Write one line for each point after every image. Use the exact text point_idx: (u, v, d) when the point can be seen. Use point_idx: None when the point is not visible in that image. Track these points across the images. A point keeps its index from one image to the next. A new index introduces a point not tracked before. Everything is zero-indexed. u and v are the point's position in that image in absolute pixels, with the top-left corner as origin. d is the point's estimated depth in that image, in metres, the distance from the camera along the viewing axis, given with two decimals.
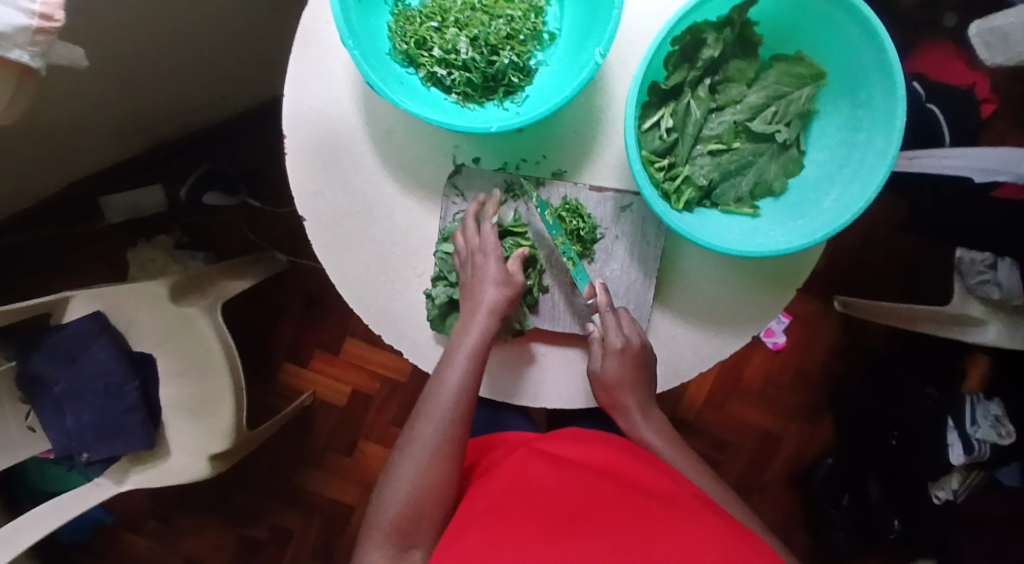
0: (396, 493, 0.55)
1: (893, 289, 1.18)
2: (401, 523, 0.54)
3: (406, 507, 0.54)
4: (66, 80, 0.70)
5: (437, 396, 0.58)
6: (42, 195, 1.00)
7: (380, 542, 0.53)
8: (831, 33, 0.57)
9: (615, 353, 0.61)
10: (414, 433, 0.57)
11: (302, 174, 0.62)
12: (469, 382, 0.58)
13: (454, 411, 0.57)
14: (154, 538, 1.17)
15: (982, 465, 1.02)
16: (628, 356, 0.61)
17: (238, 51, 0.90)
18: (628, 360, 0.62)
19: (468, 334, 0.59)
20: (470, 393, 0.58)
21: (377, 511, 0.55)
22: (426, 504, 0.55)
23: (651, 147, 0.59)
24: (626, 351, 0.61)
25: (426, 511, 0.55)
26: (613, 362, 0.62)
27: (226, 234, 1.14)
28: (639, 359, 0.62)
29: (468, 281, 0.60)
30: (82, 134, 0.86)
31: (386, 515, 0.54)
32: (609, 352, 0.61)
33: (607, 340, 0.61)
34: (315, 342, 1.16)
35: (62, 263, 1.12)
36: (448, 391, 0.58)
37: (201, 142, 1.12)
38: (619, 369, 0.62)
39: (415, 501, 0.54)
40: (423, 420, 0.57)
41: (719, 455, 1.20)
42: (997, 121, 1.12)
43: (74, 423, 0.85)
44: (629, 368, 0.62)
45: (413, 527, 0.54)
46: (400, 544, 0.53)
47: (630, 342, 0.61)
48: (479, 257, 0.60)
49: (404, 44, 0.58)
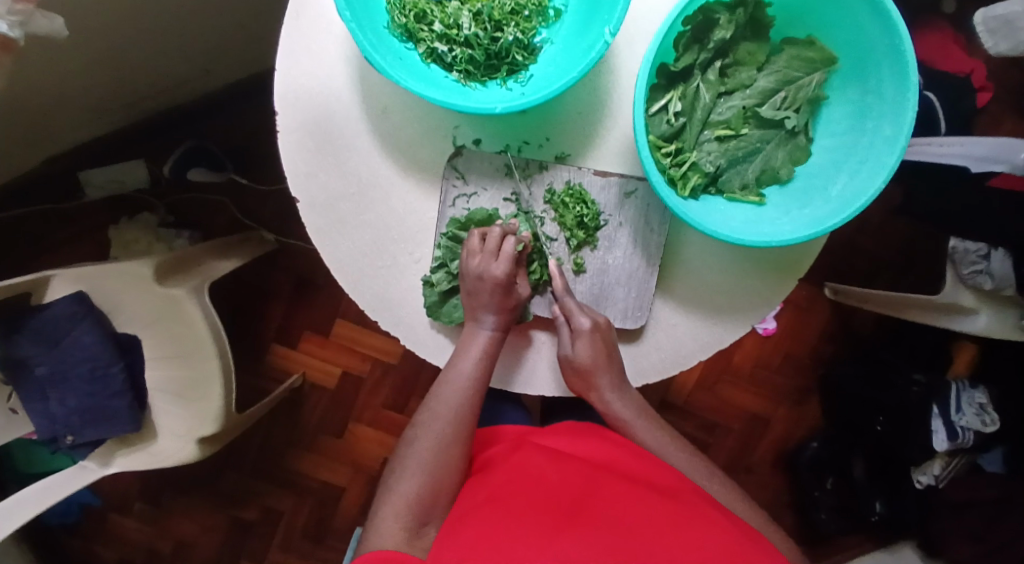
0: (415, 469, 0.57)
1: (884, 276, 1.18)
2: (421, 496, 0.55)
3: (426, 483, 0.56)
4: (43, 51, 0.66)
5: (451, 381, 0.60)
6: (22, 170, 0.97)
7: (399, 514, 0.54)
8: (844, 17, 0.55)
9: (584, 335, 0.60)
10: (430, 415, 0.60)
11: (294, 154, 0.60)
12: (481, 371, 0.60)
13: (468, 399, 0.60)
14: (143, 520, 1.15)
15: (966, 451, 1.04)
16: (595, 331, 0.60)
17: (224, 22, 0.86)
18: (595, 332, 0.60)
19: (478, 329, 0.60)
20: (483, 380, 0.60)
21: (395, 487, 0.56)
22: (443, 481, 0.57)
23: (658, 131, 0.57)
24: (593, 330, 0.60)
25: (442, 488, 0.57)
26: (584, 346, 0.60)
27: (212, 213, 1.12)
28: (607, 338, 0.61)
29: (472, 287, 0.59)
30: (62, 106, 0.82)
31: (406, 489, 0.55)
32: (578, 335, 0.60)
33: (573, 322, 0.61)
34: (305, 323, 1.14)
35: (43, 240, 1.08)
36: (460, 379, 0.59)
37: (185, 117, 1.08)
38: (590, 350, 0.60)
39: (433, 479, 0.57)
40: (438, 402, 0.60)
41: (708, 437, 1.21)
42: (993, 108, 1.12)
43: (58, 407, 0.82)
44: (598, 349, 0.60)
45: (431, 502, 0.55)
46: (417, 518, 0.54)
47: (596, 320, 0.60)
48: (484, 262, 0.58)
49: (403, 17, 0.56)
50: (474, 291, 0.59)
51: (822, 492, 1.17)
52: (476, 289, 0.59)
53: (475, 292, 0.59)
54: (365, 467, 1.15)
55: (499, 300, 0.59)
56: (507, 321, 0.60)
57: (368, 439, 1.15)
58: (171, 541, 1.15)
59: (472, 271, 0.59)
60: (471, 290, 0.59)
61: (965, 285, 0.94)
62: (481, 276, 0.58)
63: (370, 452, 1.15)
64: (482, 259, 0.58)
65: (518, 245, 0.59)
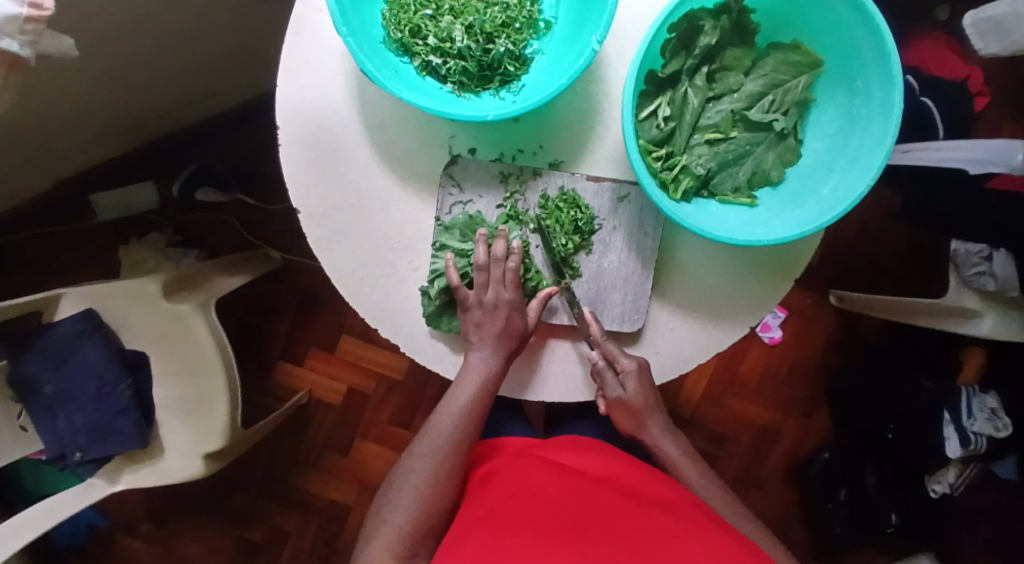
0: (410, 498, 0.58)
1: (889, 283, 1.18)
2: (413, 527, 0.57)
3: (419, 513, 0.57)
4: (53, 76, 0.69)
5: (447, 413, 0.61)
6: (34, 193, 1.00)
7: (392, 544, 0.56)
8: (828, 19, 0.56)
9: (631, 376, 0.63)
10: (426, 444, 0.61)
11: (294, 167, 0.62)
12: (479, 402, 0.61)
13: (463, 428, 0.61)
14: (150, 541, 1.15)
15: (979, 457, 1.00)
16: (641, 371, 0.63)
17: (228, 45, 0.89)
18: (642, 372, 0.63)
19: (476, 359, 0.61)
20: (480, 412, 0.61)
21: (389, 516, 0.57)
22: (435, 511, 0.58)
23: (649, 136, 0.58)
24: (638, 369, 0.63)
25: (435, 517, 0.58)
26: (633, 384, 0.63)
27: (218, 233, 1.14)
28: (649, 374, 0.64)
29: (482, 319, 0.61)
30: (73, 129, 0.85)
31: (399, 519, 0.57)
32: (626, 376, 0.62)
33: (618, 365, 0.62)
34: (311, 341, 1.15)
35: (55, 262, 1.11)
36: (457, 412, 0.61)
37: (192, 140, 1.11)
38: (639, 389, 0.63)
39: (427, 509, 0.58)
40: (434, 432, 0.61)
41: (716, 450, 1.20)
42: (990, 112, 1.13)
43: (67, 425, 0.83)
44: (644, 382, 0.64)
45: (423, 532, 0.57)
46: (408, 549, 0.56)
47: (638, 360, 0.63)
48: (491, 291, 0.61)
49: (398, 32, 0.58)
50: (483, 322, 0.61)
51: (834, 504, 1.15)
52: (487, 320, 0.60)
53: (484, 321, 0.61)
54: (371, 484, 1.15)
55: (505, 327, 0.60)
56: (513, 348, 0.61)
57: (374, 456, 1.15)
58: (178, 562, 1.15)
59: (483, 301, 0.61)
60: (478, 322, 0.61)
61: (969, 287, 0.93)
62: (494, 305, 0.60)
63: (376, 469, 1.15)
64: (492, 289, 0.61)
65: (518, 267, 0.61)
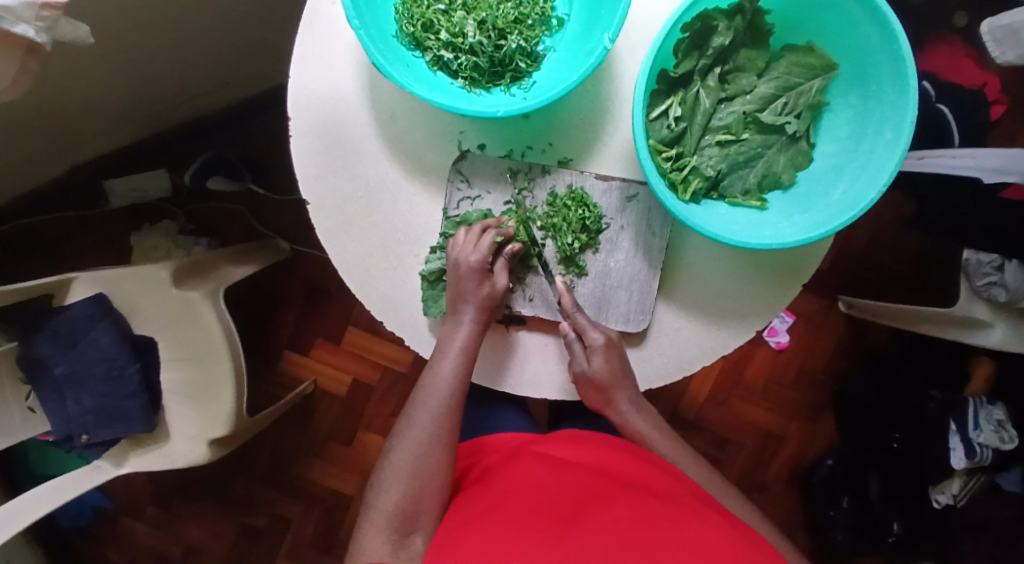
0: (394, 479, 0.57)
1: (898, 290, 1.17)
2: (401, 508, 0.56)
3: (406, 493, 0.56)
4: (70, 63, 0.69)
5: (431, 386, 0.60)
6: (48, 178, 1.01)
7: (382, 528, 0.55)
8: (843, 23, 0.56)
9: (599, 350, 0.61)
10: (409, 421, 0.60)
11: (305, 158, 0.62)
12: (460, 369, 0.60)
13: (447, 400, 0.60)
14: (153, 524, 1.17)
15: (984, 469, 1.02)
16: (609, 346, 0.62)
17: (242, 37, 0.89)
18: (610, 347, 0.62)
19: (458, 323, 0.60)
20: (462, 382, 0.60)
21: (377, 501, 0.57)
22: (424, 490, 0.57)
23: (659, 136, 0.58)
24: (608, 345, 0.62)
25: (425, 497, 0.57)
26: (600, 360, 0.61)
27: (229, 222, 1.14)
28: (620, 352, 0.63)
29: (463, 294, 0.60)
30: (87, 116, 0.86)
31: (386, 501, 0.56)
32: (592, 350, 0.61)
33: (585, 337, 0.61)
34: (317, 331, 1.15)
35: (68, 247, 1.12)
36: (440, 383, 0.60)
37: (205, 130, 1.11)
38: (606, 365, 0.61)
39: (416, 489, 0.57)
40: (417, 408, 0.60)
41: (719, 453, 1.19)
42: (1008, 120, 1.11)
43: (75, 407, 0.84)
44: (613, 360, 0.62)
45: (413, 511, 0.56)
46: (400, 530, 0.55)
47: (608, 334, 0.62)
48: (464, 248, 0.60)
49: (411, 26, 0.58)
50: (456, 281, 0.60)
51: (836, 511, 1.14)
52: (458, 277, 0.59)
53: (456, 281, 0.60)
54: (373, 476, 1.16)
55: (476, 288, 0.60)
56: (488, 314, 0.60)
57: (377, 448, 1.16)
58: (181, 546, 1.17)
59: (454, 259, 0.59)
60: (453, 281, 0.60)
61: (980, 297, 0.92)
62: (459, 264, 0.59)
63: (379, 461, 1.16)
64: (462, 249, 0.59)
65: (499, 237, 0.60)
